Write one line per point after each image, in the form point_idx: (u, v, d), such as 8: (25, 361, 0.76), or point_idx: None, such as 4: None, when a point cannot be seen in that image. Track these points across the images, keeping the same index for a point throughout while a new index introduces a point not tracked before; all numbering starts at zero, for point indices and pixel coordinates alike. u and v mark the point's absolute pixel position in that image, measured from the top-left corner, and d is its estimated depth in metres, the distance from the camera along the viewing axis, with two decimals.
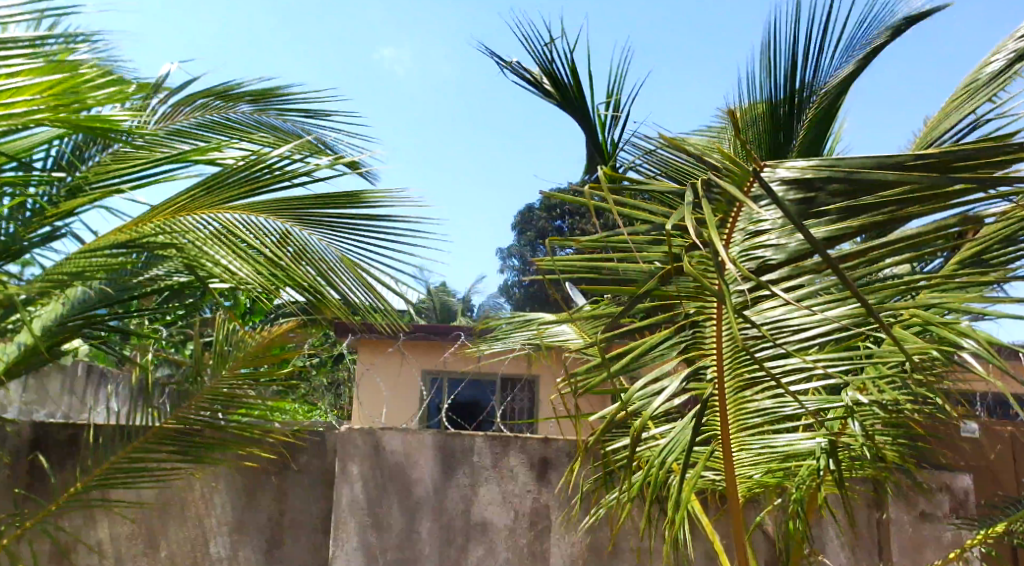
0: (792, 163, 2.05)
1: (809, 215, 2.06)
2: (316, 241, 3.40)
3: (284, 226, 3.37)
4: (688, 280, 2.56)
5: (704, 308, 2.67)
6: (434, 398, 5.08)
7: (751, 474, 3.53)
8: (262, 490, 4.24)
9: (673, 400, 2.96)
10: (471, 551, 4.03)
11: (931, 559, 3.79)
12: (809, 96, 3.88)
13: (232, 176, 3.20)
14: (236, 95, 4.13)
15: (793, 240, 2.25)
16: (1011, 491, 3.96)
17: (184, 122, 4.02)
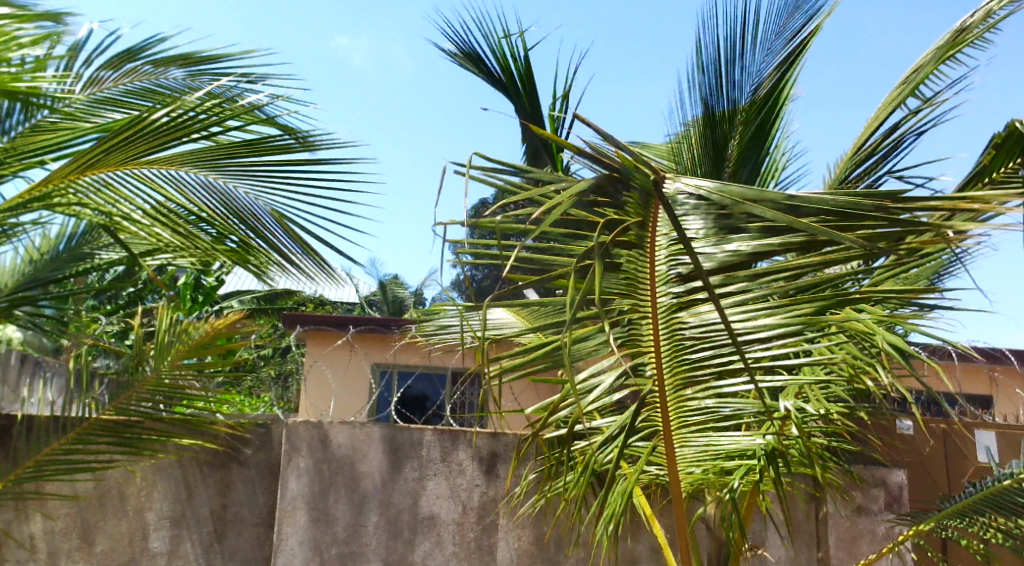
0: (708, 183, 2.35)
1: (731, 231, 2.48)
2: (243, 194, 3.40)
3: (206, 176, 3.38)
4: (619, 277, 2.79)
5: (637, 306, 2.81)
6: (385, 389, 5.02)
7: (695, 469, 3.61)
8: (205, 484, 4.16)
9: (609, 396, 3.08)
10: (419, 545, 4.03)
11: (867, 552, 3.92)
12: (740, 95, 3.94)
13: (146, 129, 3.20)
14: (165, 60, 4.07)
15: (722, 249, 2.53)
16: (941, 485, 4.02)
17: (111, 88, 4.02)
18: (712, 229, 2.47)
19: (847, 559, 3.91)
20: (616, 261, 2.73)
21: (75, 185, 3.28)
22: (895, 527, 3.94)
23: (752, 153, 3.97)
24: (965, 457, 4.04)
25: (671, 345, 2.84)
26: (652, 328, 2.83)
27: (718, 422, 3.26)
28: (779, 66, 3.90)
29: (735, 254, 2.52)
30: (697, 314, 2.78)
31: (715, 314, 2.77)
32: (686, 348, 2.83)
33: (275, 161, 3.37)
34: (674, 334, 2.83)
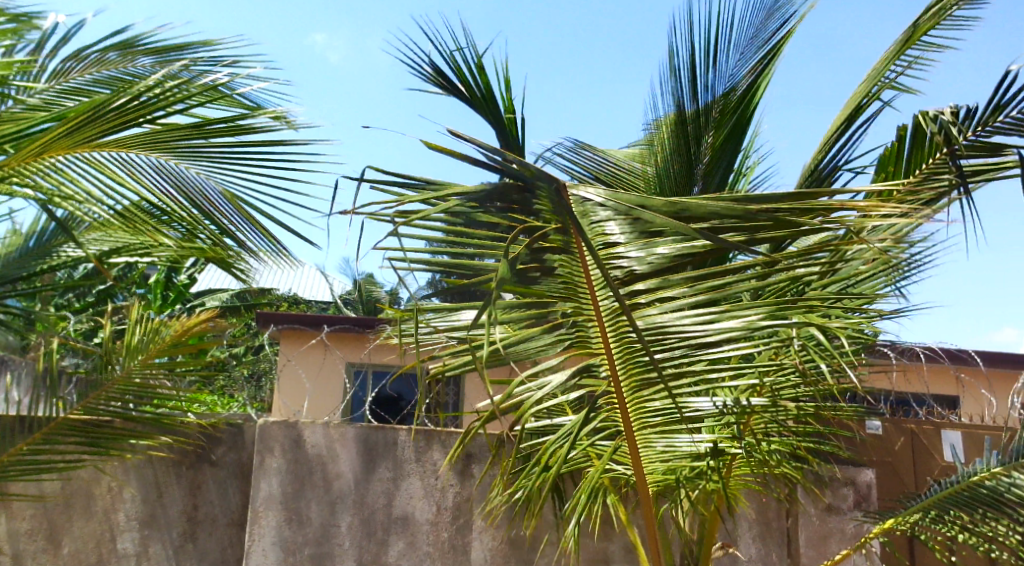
0: (601, 191, 2.47)
1: (654, 234, 2.66)
2: (196, 175, 3.38)
3: (157, 159, 3.35)
4: (557, 281, 2.82)
5: (580, 309, 2.89)
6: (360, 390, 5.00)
7: (668, 468, 3.63)
8: (176, 484, 4.12)
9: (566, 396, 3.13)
10: (392, 546, 4.03)
11: (836, 550, 3.98)
12: (713, 99, 3.98)
13: (94, 114, 3.15)
14: (133, 49, 4.03)
15: (652, 253, 2.73)
16: (909, 484, 4.08)
17: (77, 79, 3.98)
18: (633, 234, 2.67)
19: (816, 558, 3.96)
20: (550, 266, 2.78)
21: (27, 171, 3.19)
22: (864, 525, 4.00)
23: (725, 152, 3.99)
24: (931, 455, 4.10)
25: (621, 347, 2.98)
26: (599, 330, 2.93)
27: (678, 421, 3.31)
28: (752, 72, 3.93)
29: (664, 256, 2.72)
30: (657, 319, 2.82)
31: (664, 316, 2.81)
32: (639, 352, 2.98)
33: (224, 144, 3.36)
34: (621, 335, 2.95)
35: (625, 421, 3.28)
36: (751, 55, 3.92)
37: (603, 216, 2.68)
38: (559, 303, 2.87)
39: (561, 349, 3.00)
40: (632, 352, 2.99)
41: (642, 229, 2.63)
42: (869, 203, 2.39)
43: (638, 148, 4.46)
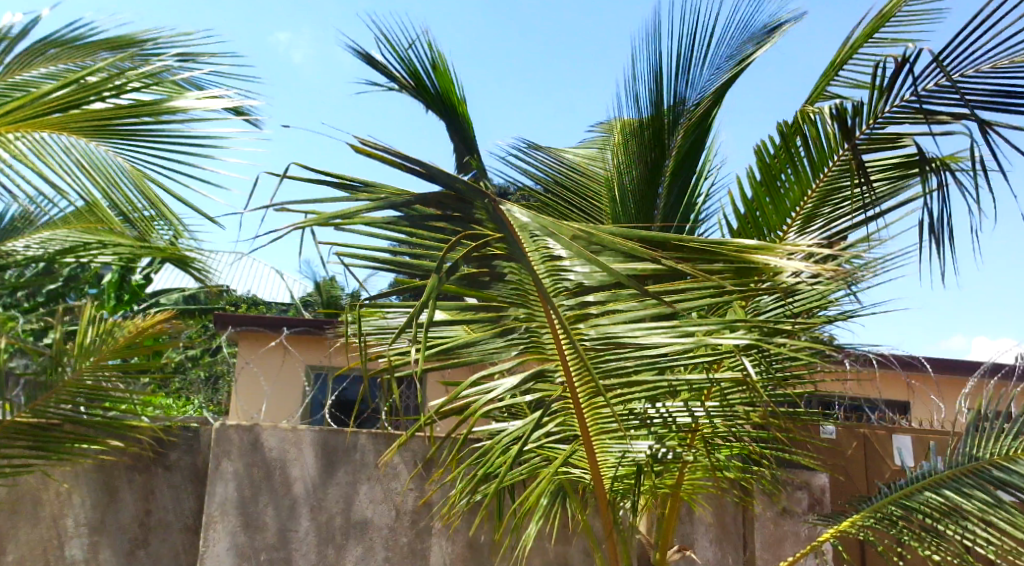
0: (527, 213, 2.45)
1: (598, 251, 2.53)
2: (104, 153, 3.41)
3: (66, 138, 3.38)
4: (510, 287, 2.78)
5: (533, 316, 2.83)
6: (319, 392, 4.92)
7: (626, 473, 3.65)
8: (128, 488, 4.03)
9: (521, 400, 3.12)
10: (350, 551, 3.99)
11: (790, 553, 4.06)
12: (682, 110, 4.00)
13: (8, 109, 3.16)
14: (93, 44, 3.95)
15: (596, 269, 2.63)
16: (861, 488, 4.16)
17: (35, 73, 3.88)
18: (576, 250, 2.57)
19: (771, 560, 4.04)
20: (501, 273, 2.72)
21: None
22: (818, 529, 4.09)
23: (683, 170, 4.10)
24: (883, 461, 4.20)
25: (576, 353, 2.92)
26: (553, 336, 2.87)
27: (635, 427, 3.32)
28: (719, 86, 3.98)
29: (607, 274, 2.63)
30: (610, 328, 2.81)
31: (616, 326, 2.79)
32: (595, 358, 2.89)
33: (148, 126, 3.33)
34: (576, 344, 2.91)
35: (582, 426, 3.28)
36: (718, 67, 3.97)
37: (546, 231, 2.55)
38: (512, 308, 2.83)
39: (515, 354, 2.98)
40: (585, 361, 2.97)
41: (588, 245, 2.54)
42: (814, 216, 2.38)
43: (603, 153, 4.48)
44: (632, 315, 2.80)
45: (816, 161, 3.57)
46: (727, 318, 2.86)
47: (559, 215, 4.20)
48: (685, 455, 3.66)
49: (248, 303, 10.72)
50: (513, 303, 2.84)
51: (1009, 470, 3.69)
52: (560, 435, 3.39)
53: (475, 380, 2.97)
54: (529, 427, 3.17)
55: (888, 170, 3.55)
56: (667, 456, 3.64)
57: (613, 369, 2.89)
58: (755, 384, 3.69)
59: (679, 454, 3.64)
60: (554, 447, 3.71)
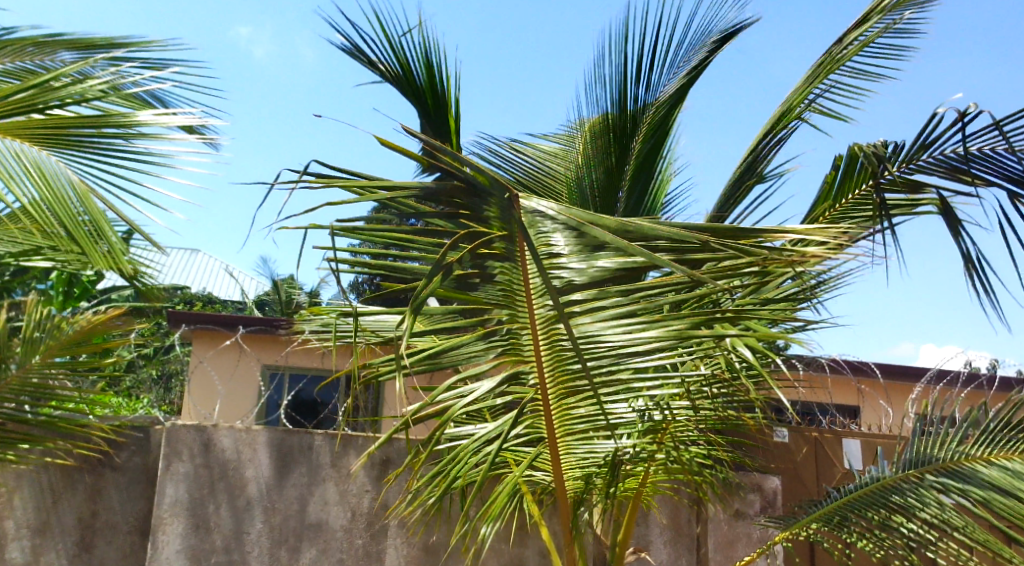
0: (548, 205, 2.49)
1: (597, 248, 2.59)
2: (54, 162, 3.20)
3: (14, 146, 3.17)
4: (497, 288, 2.82)
5: (515, 317, 2.87)
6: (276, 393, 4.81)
7: (586, 474, 3.67)
8: (74, 490, 3.92)
9: (493, 401, 3.13)
10: (304, 553, 3.94)
11: (743, 554, 4.11)
12: (641, 113, 4.04)
13: None
14: (52, 43, 3.85)
15: (592, 266, 2.66)
16: (812, 490, 4.24)
17: None
18: (576, 246, 2.59)
19: (723, 561, 4.09)
20: (491, 273, 2.76)
21: None
22: (769, 530, 4.14)
23: (641, 176, 4.14)
24: (833, 464, 4.28)
25: (552, 354, 2.98)
26: (533, 336, 2.91)
27: (601, 428, 3.33)
28: (676, 89, 4.03)
29: (603, 270, 2.64)
30: (592, 327, 2.85)
31: (595, 325, 2.84)
32: (569, 358, 2.98)
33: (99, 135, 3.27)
34: (554, 343, 2.95)
35: (550, 428, 3.31)
36: (675, 70, 4.02)
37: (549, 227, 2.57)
38: (495, 309, 2.86)
39: (492, 356, 3.01)
40: (562, 360, 2.99)
41: (588, 243, 2.55)
42: (803, 224, 2.43)
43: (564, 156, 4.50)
44: (614, 314, 2.85)
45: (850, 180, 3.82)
46: (700, 319, 2.89)
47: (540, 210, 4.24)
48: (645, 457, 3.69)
49: (199, 299, 10.58)
50: (488, 302, 2.85)
51: (948, 477, 3.75)
52: (527, 436, 3.41)
53: (449, 382, 2.97)
54: (503, 429, 3.19)
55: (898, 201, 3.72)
56: (631, 456, 3.67)
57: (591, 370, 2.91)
58: (714, 387, 3.76)
59: (639, 455, 3.67)
60: (519, 450, 3.73)
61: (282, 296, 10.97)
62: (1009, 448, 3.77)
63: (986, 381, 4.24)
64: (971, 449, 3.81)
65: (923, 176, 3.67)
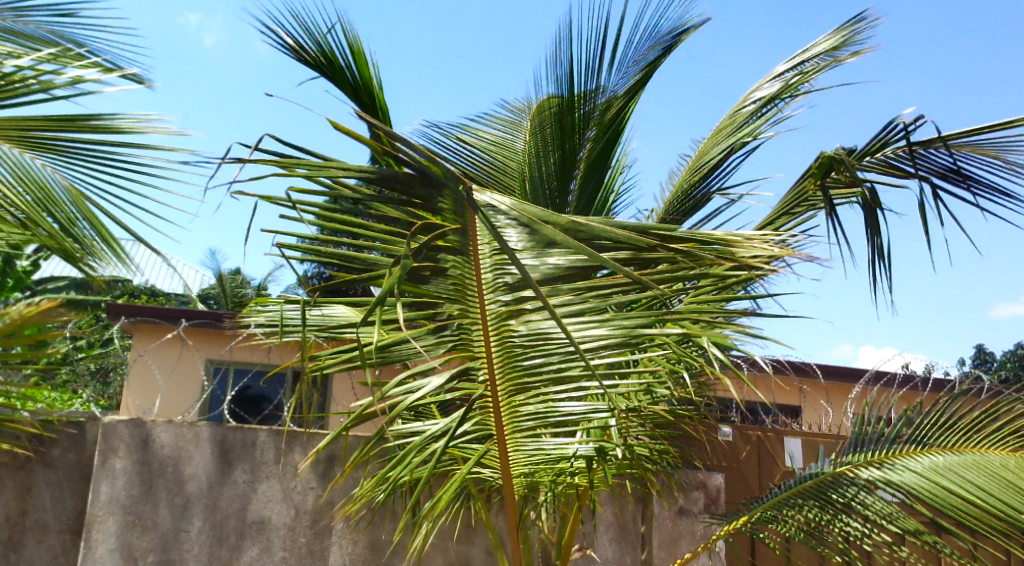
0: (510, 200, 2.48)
1: (549, 246, 2.58)
2: (41, 166, 3.33)
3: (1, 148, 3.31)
4: (448, 282, 2.83)
5: (466, 312, 2.88)
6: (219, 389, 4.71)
7: (532, 471, 3.66)
8: (3, 487, 3.76)
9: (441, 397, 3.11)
10: (245, 551, 3.86)
11: (686, 551, 4.16)
12: (595, 111, 4.04)
13: None
14: None
15: (545, 263, 2.64)
16: (754, 488, 4.32)
17: None
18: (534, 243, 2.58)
19: (667, 558, 4.13)
20: (444, 266, 2.76)
21: None
22: (712, 528, 4.20)
23: (593, 174, 4.18)
24: (774, 462, 4.37)
25: (503, 352, 2.94)
26: (483, 333, 2.90)
27: (551, 426, 3.33)
28: (628, 89, 4.04)
29: (555, 267, 2.64)
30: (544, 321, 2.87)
31: (545, 322, 2.89)
32: (518, 355, 2.95)
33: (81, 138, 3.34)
34: (505, 340, 2.92)
35: (498, 426, 3.29)
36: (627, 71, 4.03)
37: (501, 222, 2.57)
38: (446, 304, 2.86)
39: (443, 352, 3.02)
40: (513, 357, 2.96)
41: (542, 239, 2.54)
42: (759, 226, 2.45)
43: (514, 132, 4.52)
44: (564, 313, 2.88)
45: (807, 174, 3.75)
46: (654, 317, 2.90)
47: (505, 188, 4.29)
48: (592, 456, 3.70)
49: (136, 291, 10.36)
50: (432, 294, 2.84)
51: (879, 472, 3.83)
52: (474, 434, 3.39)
53: (400, 378, 2.93)
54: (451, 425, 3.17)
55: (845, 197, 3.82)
56: (577, 454, 3.67)
57: (539, 367, 2.96)
58: (664, 388, 3.78)
59: (586, 453, 3.68)
60: (466, 447, 3.71)
61: (226, 292, 10.78)
62: (939, 443, 3.85)
63: (920, 383, 4.37)
64: (902, 445, 3.90)
65: (862, 175, 3.79)
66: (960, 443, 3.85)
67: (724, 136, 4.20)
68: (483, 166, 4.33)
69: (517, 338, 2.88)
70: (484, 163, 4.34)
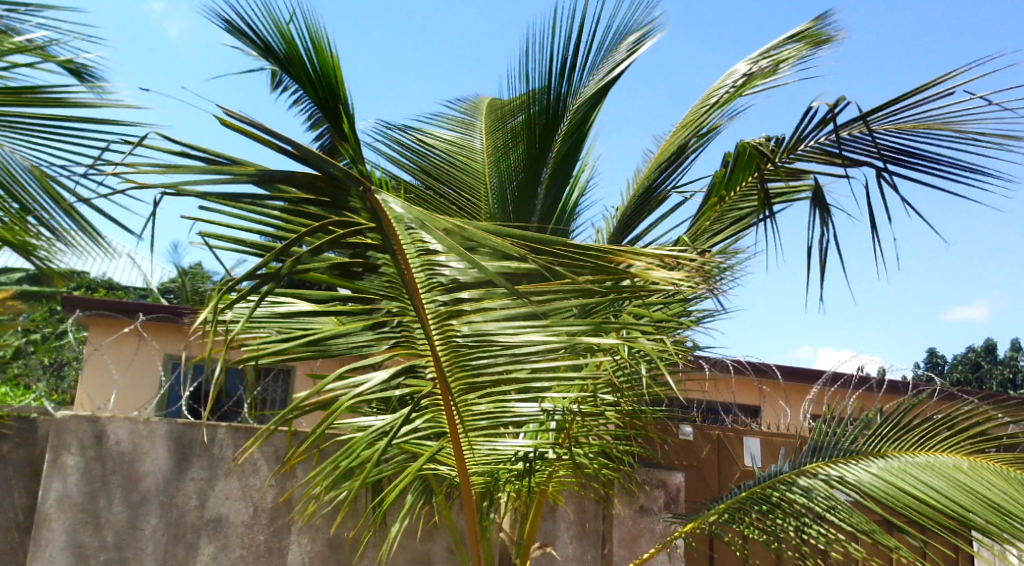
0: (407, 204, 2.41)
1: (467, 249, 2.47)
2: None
3: None
4: (382, 279, 2.90)
5: (405, 310, 2.92)
6: (173, 385, 4.61)
7: (485, 470, 3.65)
8: None
9: (389, 394, 3.12)
10: (202, 550, 3.80)
11: (645, 549, 4.19)
12: (562, 111, 4.02)
13: None
14: None
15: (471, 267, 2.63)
16: (712, 487, 4.36)
17: None
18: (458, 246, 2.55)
19: (627, 556, 4.16)
20: (373, 264, 2.80)
21: None
22: (672, 526, 4.24)
23: (560, 174, 4.17)
24: (733, 462, 4.42)
25: (449, 351, 2.96)
26: (425, 332, 2.93)
27: (504, 425, 3.32)
28: (597, 90, 4.03)
29: (483, 272, 2.62)
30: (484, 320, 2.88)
31: (488, 324, 2.86)
32: (465, 355, 2.98)
33: (44, 122, 3.25)
34: (450, 342, 2.93)
35: (451, 424, 3.28)
36: (594, 73, 4.02)
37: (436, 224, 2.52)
38: (384, 301, 2.92)
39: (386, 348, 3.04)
40: (459, 356, 2.98)
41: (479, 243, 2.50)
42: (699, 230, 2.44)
43: (466, 128, 4.51)
44: (510, 316, 2.88)
45: (738, 171, 3.79)
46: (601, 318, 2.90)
47: (465, 187, 4.28)
48: (547, 454, 3.71)
49: (92, 283, 10.18)
50: (369, 292, 2.91)
51: (838, 472, 3.86)
52: (427, 430, 3.39)
53: (343, 372, 2.92)
54: (397, 423, 3.17)
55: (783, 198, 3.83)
56: (534, 454, 3.67)
57: (486, 367, 2.97)
58: (618, 385, 3.79)
59: (541, 450, 3.68)
60: (419, 444, 3.67)
61: (187, 288, 10.59)
62: (897, 445, 3.91)
63: (874, 384, 4.44)
64: (859, 449, 3.96)
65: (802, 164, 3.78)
66: (915, 446, 3.90)
67: (683, 132, 4.18)
68: (436, 166, 4.32)
69: (458, 339, 2.87)
70: (437, 163, 4.32)
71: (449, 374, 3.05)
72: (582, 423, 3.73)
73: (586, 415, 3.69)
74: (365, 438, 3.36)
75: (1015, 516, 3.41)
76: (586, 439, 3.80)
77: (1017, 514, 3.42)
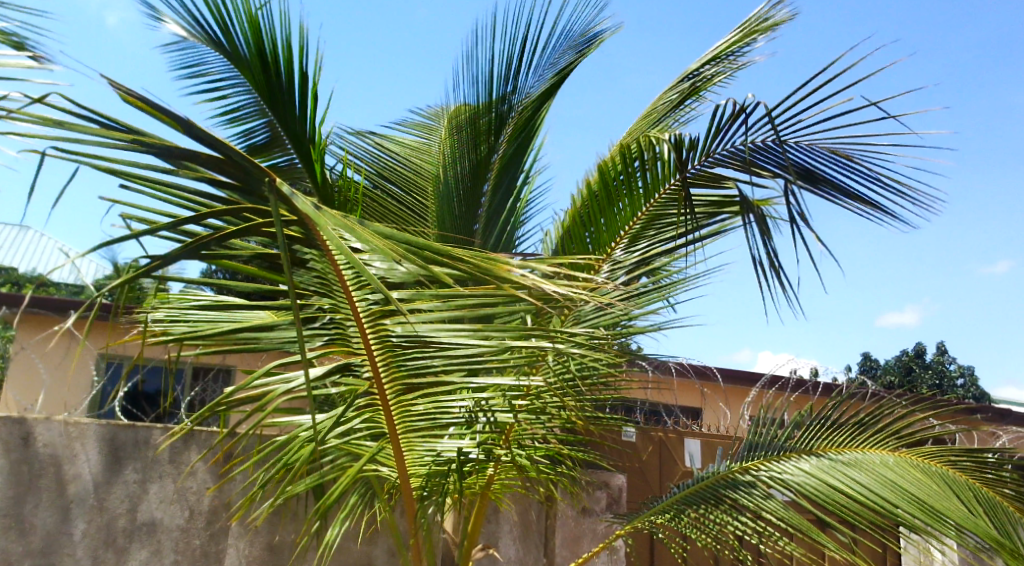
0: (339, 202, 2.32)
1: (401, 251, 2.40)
2: None
3: None
4: (313, 275, 2.85)
5: (337, 307, 2.90)
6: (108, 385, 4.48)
7: (426, 473, 3.60)
8: None
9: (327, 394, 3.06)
10: (134, 554, 3.68)
11: (588, 549, 4.21)
12: (508, 113, 4.00)
13: None
14: None
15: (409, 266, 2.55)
16: (654, 487, 4.42)
17: None
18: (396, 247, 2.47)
19: (570, 556, 4.17)
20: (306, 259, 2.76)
21: None
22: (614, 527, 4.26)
23: (507, 175, 4.14)
24: (675, 462, 4.49)
25: (384, 351, 2.96)
26: (359, 331, 2.91)
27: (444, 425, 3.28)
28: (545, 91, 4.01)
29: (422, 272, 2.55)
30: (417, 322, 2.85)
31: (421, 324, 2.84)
32: (401, 355, 2.97)
33: None
34: (384, 340, 2.92)
35: (389, 424, 3.23)
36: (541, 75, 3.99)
37: None
38: (315, 298, 2.89)
39: (320, 345, 3.00)
40: (395, 355, 2.97)
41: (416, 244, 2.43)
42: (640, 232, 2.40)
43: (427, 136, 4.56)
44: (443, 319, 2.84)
45: (651, 188, 3.62)
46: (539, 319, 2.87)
47: (421, 196, 4.33)
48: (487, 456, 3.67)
49: None
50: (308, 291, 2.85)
51: (773, 470, 3.90)
52: (366, 431, 3.34)
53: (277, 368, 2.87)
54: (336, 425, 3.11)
55: (708, 206, 3.71)
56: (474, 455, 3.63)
57: (423, 367, 2.97)
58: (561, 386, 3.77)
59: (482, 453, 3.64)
60: (358, 446, 3.61)
61: None
62: (829, 442, 3.96)
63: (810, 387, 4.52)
64: (793, 447, 3.99)
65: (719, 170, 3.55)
66: (845, 443, 3.96)
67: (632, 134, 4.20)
68: (392, 172, 4.36)
69: (392, 339, 2.88)
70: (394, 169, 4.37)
71: (385, 373, 3.03)
72: (523, 424, 3.70)
73: (527, 417, 3.66)
74: (303, 438, 3.30)
75: (940, 510, 3.45)
76: (528, 440, 3.76)
77: (940, 506, 3.46)
